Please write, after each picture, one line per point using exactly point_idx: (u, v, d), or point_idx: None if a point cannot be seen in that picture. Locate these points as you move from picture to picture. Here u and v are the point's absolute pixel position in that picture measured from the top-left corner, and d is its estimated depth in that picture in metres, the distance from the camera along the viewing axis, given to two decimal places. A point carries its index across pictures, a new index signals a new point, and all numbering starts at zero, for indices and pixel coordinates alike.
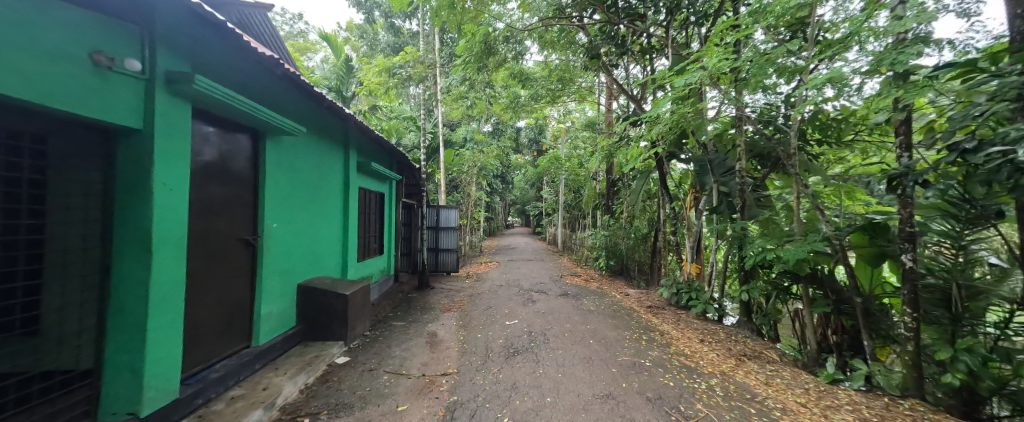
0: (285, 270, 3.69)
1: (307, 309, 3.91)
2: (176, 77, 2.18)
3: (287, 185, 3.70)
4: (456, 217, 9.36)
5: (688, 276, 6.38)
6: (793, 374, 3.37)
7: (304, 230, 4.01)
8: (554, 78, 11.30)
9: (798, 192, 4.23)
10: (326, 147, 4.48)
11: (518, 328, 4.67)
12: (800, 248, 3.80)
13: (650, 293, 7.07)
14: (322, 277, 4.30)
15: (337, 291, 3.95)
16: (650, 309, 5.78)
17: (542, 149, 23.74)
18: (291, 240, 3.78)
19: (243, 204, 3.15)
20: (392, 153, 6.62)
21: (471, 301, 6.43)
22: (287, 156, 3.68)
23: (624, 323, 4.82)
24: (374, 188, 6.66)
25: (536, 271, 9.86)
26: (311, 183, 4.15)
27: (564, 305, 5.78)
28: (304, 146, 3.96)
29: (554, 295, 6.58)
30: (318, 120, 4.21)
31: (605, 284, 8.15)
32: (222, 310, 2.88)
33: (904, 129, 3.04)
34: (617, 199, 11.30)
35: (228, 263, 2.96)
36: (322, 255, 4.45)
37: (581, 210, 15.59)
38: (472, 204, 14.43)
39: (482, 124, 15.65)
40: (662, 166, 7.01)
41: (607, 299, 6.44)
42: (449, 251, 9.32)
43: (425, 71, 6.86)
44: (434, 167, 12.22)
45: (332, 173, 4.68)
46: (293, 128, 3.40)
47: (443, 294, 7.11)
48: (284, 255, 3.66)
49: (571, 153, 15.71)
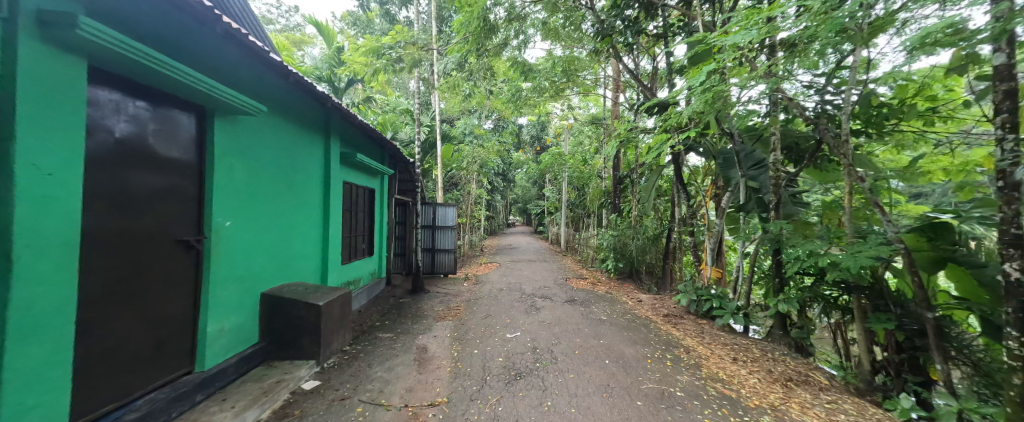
0: (244, 277, 3.09)
1: (272, 322, 3.33)
2: (52, 17, 1.57)
3: (247, 175, 3.10)
4: (454, 215, 8.79)
5: (708, 281, 5.77)
6: (857, 408, 2.77)
7: (270, 230, 3.43)
8: (558, 68, 10.68)
9: (850, 186, 3.57)
10: (300, 132, 3.90)
11: (520, 342, 4.07)
12: (862, 253, 3.10)
13: (664, 299, 6.46)
14: (294, 283, 3.72)
15: (308, 301, 3.34)
16: (667, 319, 5.17)
17: (545, 147, 23.11)
18: (254, 241, 3.20)
19: (182, 197, 2.56)
20: (383, 144, 6.04)
21: (468, 308, 5.83)
22: (247, 139, 3.09)
23: (642, 336, 4.21)
24: (364, 182, 6.10)
25: (539, 273, 9.25)
26: (278, 173, 3.55)
27: (572, 314, 5.17)
28: (271, 129, 3.38)
29: (559, 301, 5.98)
30: (287, 102, 3.63)
31: (614, 288, 7.53)
32: (149, 330, 2.30)
33: (1009, 103, 2.37)
34: (625, 196, 10.70)
35: (157, 270, 2.37)
36: (295, 258, 3.89)
37: (585, 209, 14.95)
38: (472, 202, 13.84)
39: (483, 119, 15.05)
40: (677, 160, 6.40)
41: (618, 306, 5.83)
42: (446, 252, 8.72)
43: (418, 53, 6.19)
44: (431, 162, 11.59)
45: (308, 164, 4.11)
46: (247, 104, 2.80)
47: (438, 299, 6.51)
48: (243, 257, 3.07)
49: (575, 150, 15.10)
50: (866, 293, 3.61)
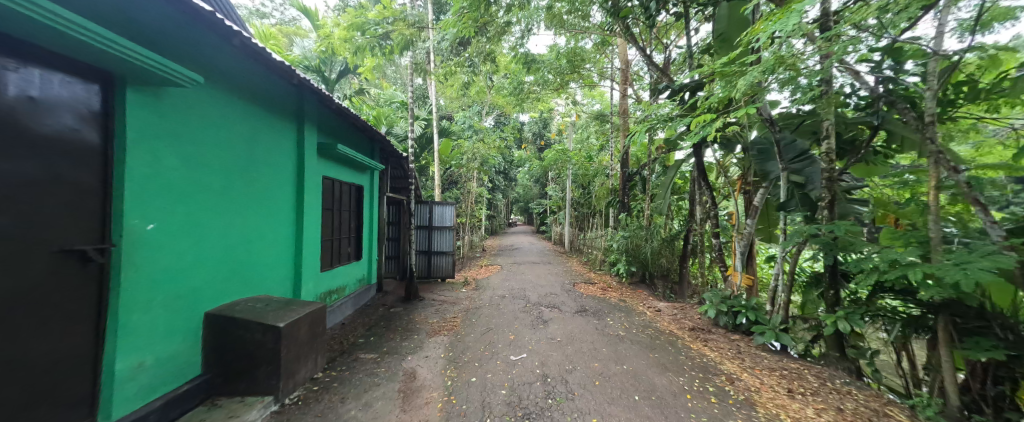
0: (177, 295, 2.43)
1: (219, 349, 2.66)
2: None
3: (181, 164, 2.43)
4: (452, 214, 8.14)
5: (737, 290, 5.11)
6: None
7: (217, 236, 2.77)
8: (563, 58, 10.01)
9: (937, 180, 2.87)
10: (260, 116, 3.24)
11: (527, 367, 3.39)
12: (973, 265, 2.36)
13: (686, 308, 5.78)
14: (253, 299, 3.04)
15: (265, 323, 2.66)
16: (695, 334, 4.50)
17: (547, 144, 22.45)
18: (192, 250, 2.54)
19: (79, 193, 1.90)
20: (369, 134, 5.37)
21: (466, 320, 5.17)
22: (182, 121, 2.42)
23: (671, 359, 3.54)
24: (350, 178, 5.44)
25: (544, 278, 8.57)
26: (229, 162, 2.87)
27: (584, 329, 4.49)
28: (218, 110, 2.71)
29: (568, 312, 5.30)
30: (241, 77, 2.97)
31: (627, 295, 6.86)
32: (11, 376, 1.64)
33: None
34: (635, 195, 10.01)
35: (28, 291, 1.70)
36: (255, 268, 3.24)
37: (590, 208, 14.27)
38: (472, 201, 13.16)
39: (483, 114, 14.37)
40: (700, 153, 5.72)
41: (636, 317, 5.16)
42: (443, 254, 8.07)
43: (408, 31, 5.54)
44: (428, 158, 10.90)
45: (272, 155, 3.45)
46: (172, 69, 2.13)
47: (433, 308, 5.85)
48: (177, 270, 2.42)
49: (580, 146, 14.44)
50: (958, 312, 2.91)
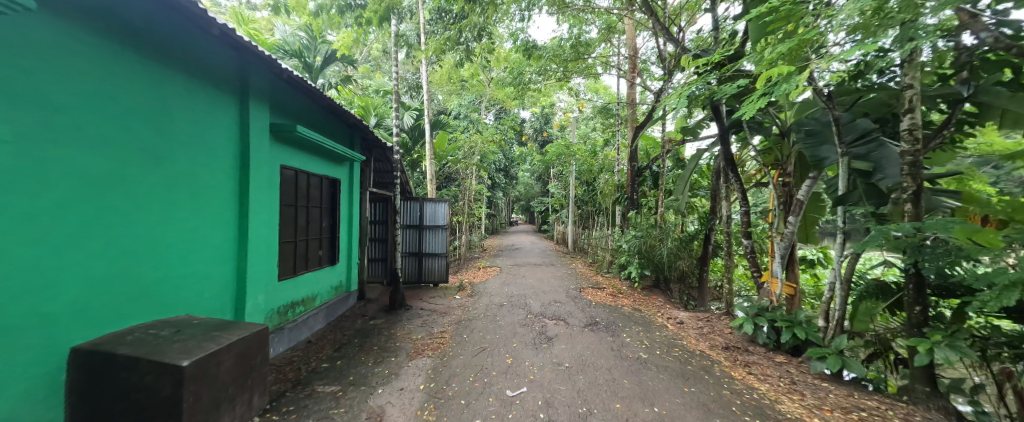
0: (14, 331, 1.68)
1: (92, 400, 1.89)
2: None
3: (21, 137, 1.68)
4: (445, 212, 7.39)
5: (775, 300, 4.34)
6: None
7: (90, 239, 2.01)
8: (566, 45, 9.25)
9: None
10: (169, 81, 2.49)
11: (527, 409, 2.60)
12: None
13: (711, 319, 5.00)
14: (159, 324, 2.29)
15: (159, 361, 1.89)
16: (731, 355, 3.71)
17: (549, 140, 21.67)
18: (41, 261, 1.78)
19: None
20: (344, 117, 4.63)
21: (456, 335, 4.39)
22: (20, 73, 1.68)
23: (713, 396, 2.76)
24: (321, 170, 4.69)
25: (546, 282, 7.79)
26: (116, 138, 2.13)
27: (597, 349, 3.72)
28: (90, 65, 1.98)
29: (577, 326, 4.50)
30: (132, 25, 2.21)
31: (641, 303, 6.07)
32: None
33: None
34: (645, 191, 9.23)
35: None
36: (163, 280, 2.49)
37: (596, 206, 13.46)
38: (471, 199, 12.37)
39: (483, 108, 13.59)
40: (726, 141, 5.00)
41: (656, 332, 4.39)
42: (435, 257, 7.31)
43: None
44: (421, 153, 10.11)
45: (192, 135, 2.70)
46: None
47: (419, 320, 5.08)
48: (10, 294, 1.67)
49: (584, 141, 13.62)
50: None
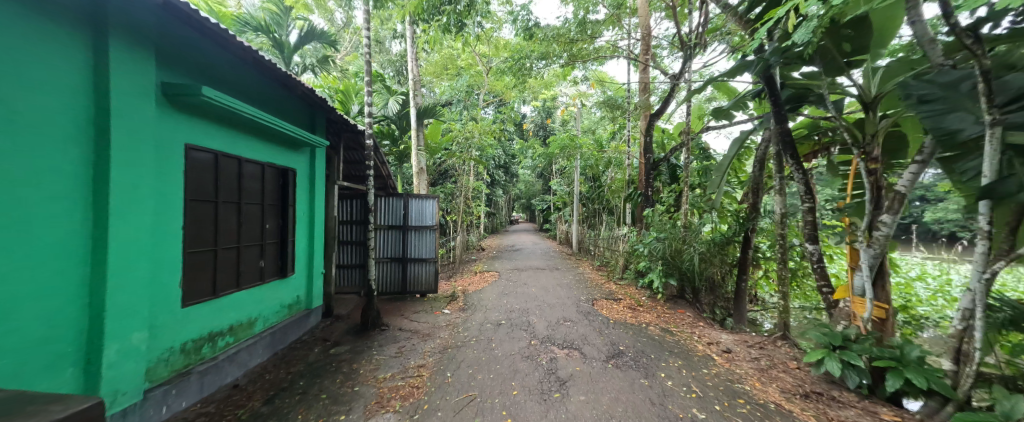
0: None
1: None
2: None
3: None
4: (432, 210, 6.29)
5: (860, 325, 3.27)
6: None
7: None
8: (571, 24, 8.10)
9: None
10: None
11: None
12: None
13: (765, 346, 3.93)
14: None
15: None
16: (821, 411, 2.63)
17: (550, 135, 20.48)
18: None
19: None
20: (290, 87, 3.55)
21: (437, 373, 3.31)
22: None
23: None
24: (263, 158, 3.61)
25: (551, 292, 6.70)
26: None
27: (631, 404, 2.61)
28: None
29: (597, 360, 3.41)
30: None
31: (668, 320, 5.00)
32: None
33: None
34: (663, 186, 8.11)
35: None
36: None
37: (603, 204, 12.35)
38: (467, 196, 11.27)
39: (479, 98, 12.45)
40: (779, 117, 3.92)
41: (702, 369, 3.31)
42: (420, 263, 6.23)
43: None
44: (409, 144, 9.00)
45: None
46: None
47: (393, 346, 4.01)
48: None
49: (589, 134, 12.50)
50: None
